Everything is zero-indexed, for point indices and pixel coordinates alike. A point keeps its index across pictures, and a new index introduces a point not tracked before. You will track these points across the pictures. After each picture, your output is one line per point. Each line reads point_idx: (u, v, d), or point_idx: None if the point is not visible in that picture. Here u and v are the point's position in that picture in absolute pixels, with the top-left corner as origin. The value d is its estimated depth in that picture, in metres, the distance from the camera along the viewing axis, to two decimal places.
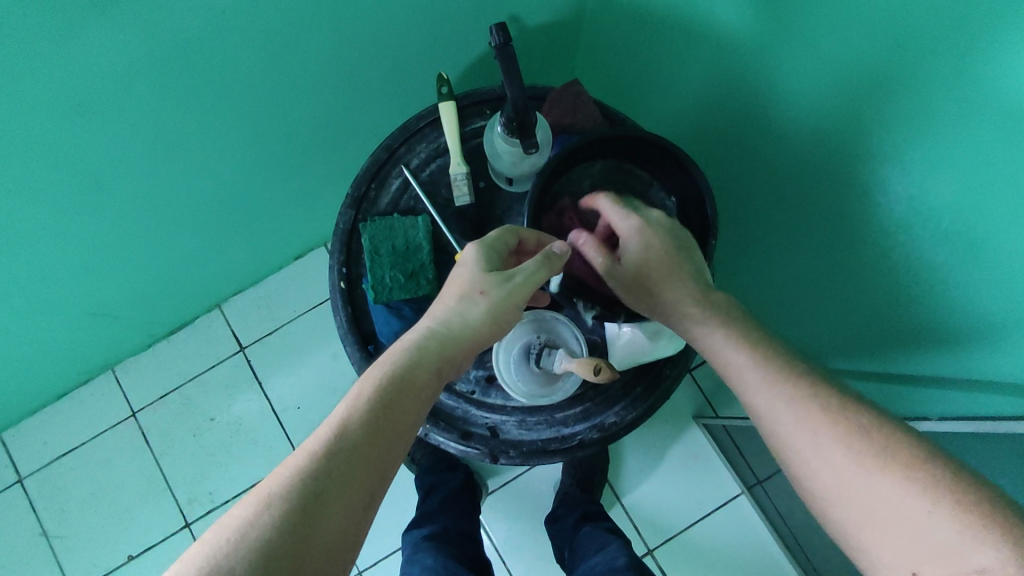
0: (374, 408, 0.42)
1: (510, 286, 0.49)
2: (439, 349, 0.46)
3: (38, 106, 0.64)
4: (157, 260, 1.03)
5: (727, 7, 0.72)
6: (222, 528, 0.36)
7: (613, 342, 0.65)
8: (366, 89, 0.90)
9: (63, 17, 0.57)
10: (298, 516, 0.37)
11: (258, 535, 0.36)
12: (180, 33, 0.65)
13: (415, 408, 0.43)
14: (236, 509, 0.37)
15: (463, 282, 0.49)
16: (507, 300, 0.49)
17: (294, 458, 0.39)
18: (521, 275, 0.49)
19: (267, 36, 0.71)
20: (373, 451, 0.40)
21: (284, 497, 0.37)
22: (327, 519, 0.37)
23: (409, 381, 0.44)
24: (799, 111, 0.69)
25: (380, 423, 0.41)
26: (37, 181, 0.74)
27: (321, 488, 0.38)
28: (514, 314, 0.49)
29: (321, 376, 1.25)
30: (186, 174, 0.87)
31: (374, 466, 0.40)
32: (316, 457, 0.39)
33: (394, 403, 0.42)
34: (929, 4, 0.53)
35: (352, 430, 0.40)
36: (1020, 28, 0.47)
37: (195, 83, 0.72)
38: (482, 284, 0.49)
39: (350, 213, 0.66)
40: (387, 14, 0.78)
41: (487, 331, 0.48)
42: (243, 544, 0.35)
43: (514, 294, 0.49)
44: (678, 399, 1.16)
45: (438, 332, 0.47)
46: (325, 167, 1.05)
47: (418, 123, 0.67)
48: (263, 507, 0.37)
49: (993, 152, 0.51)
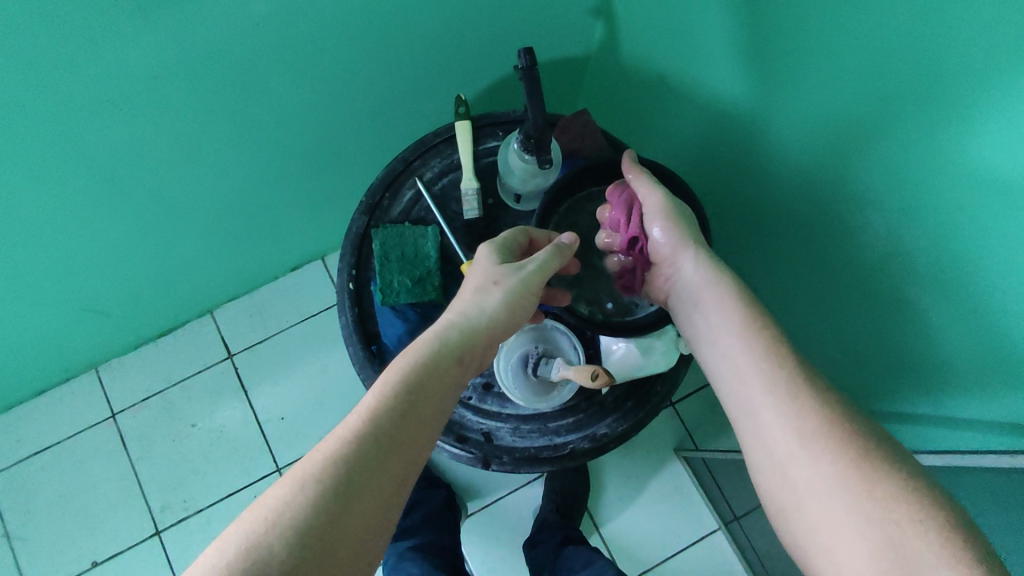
0: (400, 393, 0.44)
1: (523, 276, 0.52)
2: (460, 336, 0.48)
3: (69, 99, 0.68)
4: (158, 259, 1.05)
5: (721, 60, 0.77)
6: (260, 509, 0.38)
7: (607, 356, 0.68)
8: (380, 112, 0.95)
9: (109, 18, 0.61)
10: (331, 497, 0.38)
11: (294, 514, 0.37)
12: (215, 41, 0.69)
13: (439, 393, 0.46)
14: (271, 491, 0.39)
15: (478, 275, 0.53)
16: (522, 289, 0.52)
17: (326, 443, 0.41)
18: (532, 264, 0.53)
19: (292, 50, 0.75)
20: (401, 433, 0.43)
21: (319, 476, 0.39)
22: (360, 499, 0.39)
23: (435, 367, 0.46)
24: (788, 155, 0.73)
25: (407, 407, 0.43)
26: (55, 168, 0.76)
27: (354, 467, 0.40)
28: (530, 303, 0.52)
29: (309, 388, 1.27)
30: (194, 176, 0.89)
31: (401, 447, 0.42)
32: (346, 439, 0.41)
33: (419, 388, 0.45)
34: (897, 59, 0.56)
35: (380, 415, 0.42)
36: (972, 90, 0.51)
37: (221, 88, 0.76)
38: (496, 274, 0.52)
39: (363, 218, 0.68)
40: (402, 41, 0.82)
41: (505, 318, 0.50)
42: (280, 522, 0.37)
43: (527, 283, 0.52)
44: (659, 431, 1.19)
45: (458, 321, 0.49)
46: (331, 184, 1.09)
47: (434, 139, 0.70)
48: (298, 488, 0.38)
49: (964, 196, 0.54)
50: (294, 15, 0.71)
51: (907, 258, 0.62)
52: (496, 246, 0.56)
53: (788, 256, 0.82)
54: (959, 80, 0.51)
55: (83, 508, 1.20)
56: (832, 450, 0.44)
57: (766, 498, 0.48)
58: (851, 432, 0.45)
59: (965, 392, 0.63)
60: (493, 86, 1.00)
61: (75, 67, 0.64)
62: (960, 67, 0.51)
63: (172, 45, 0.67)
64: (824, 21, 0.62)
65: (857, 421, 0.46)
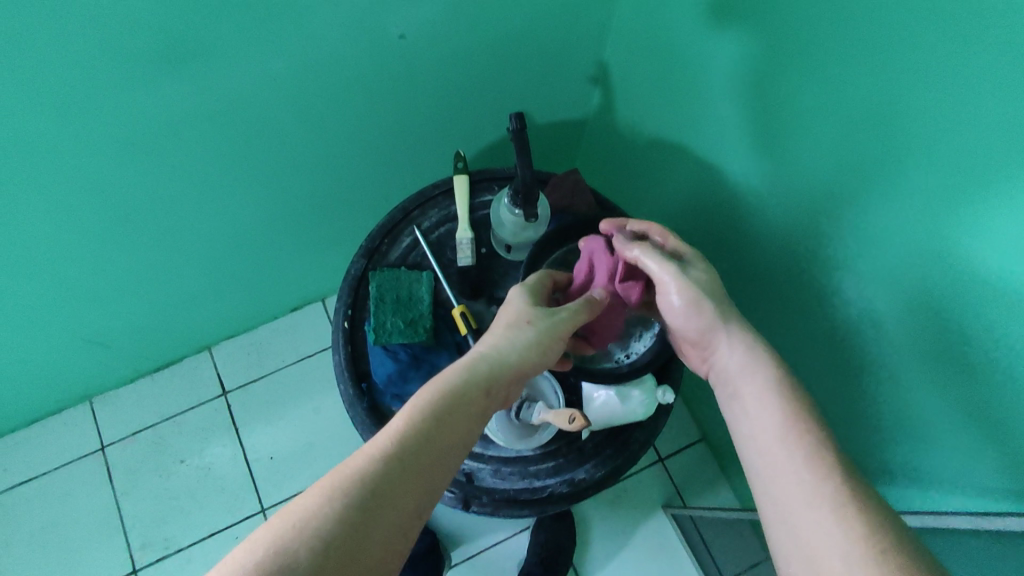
0: (432, 418, 0.46)
1: (554, 321, 0.55)
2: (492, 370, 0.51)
3: (94, 137, 0.73)
4: (162, 292, 1.09)
5: (705, 130, 0.83)
6: (289, 514, 0.39)
7: (589, 402, 0.69)
8: (385, 162, 1.01)
9: (139, 67, 0.67)
10: (358, 510, 0.40)
11: (321, 522, 0.39)
12: (234, 90, 0.75)
13: (468, 424, 0.48)
14: (301, 498, 0.40)
15: (511, 315, 0.56)
16: (551, 332, 0.55)
17: (358, 457, 0.43)
18: (563, 310, 0.56)
19: (305, 101, 0.82)
20: (428, 457, 0.45)
21: (349, 488, 0.41)
22: (382, 519, 0.41)
23: (464, 398, 0.48)
24: (767, 217, 0.78)
25: (436, 433, 0.46)
26: (74, 198, 0.80)
27: (382, 484, 0.42)
28: (557, 347, 0.55)
29: (300, 428, 1.28)
30: (205, 212, 0.94)
31: (429, 471, 0.44)
32: (378, 456, 0.43)
33: (450, 416, 0.47)
34: (853, 137, 0.61)
35: (412, 437, 0.45)
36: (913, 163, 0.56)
37: (238, 132, 0.82)
38: (529, 316, 0.55)
39: (362, 261, 0.72)
40: (409, 99, 0.89)
41: (534, 358, 0.53)
42: (306, 529, 0.38)
43: (556, 327, 0.55)
44: (648, 487, 1.19)
45: (489, 355, 0.52)
46: (335, 228, 1.14)
47: (433, 192, 0.75)
48: (327, 498, 0.40)
49: (913, 260, 0.58)
50: (309, 72, 0.77)
51: (877, 318, 0.65)
52: (528, 289, 0.60)
53: (770, 315, 0.85)
54: (904, 155, 0.56)
55: (62, 541, 1.18)
56: (827, 502, 0.45)
57: (779, 569, 0.47)
58: (824, 476, 0.46)
59: (940, 451, 0.64)
60: (494, 143, 1.06)
61: (103, 106, 0.70)
62: (902, 142, 0.56)
63: (194, 91, 0.73)
64: (793, 95, 0.67)
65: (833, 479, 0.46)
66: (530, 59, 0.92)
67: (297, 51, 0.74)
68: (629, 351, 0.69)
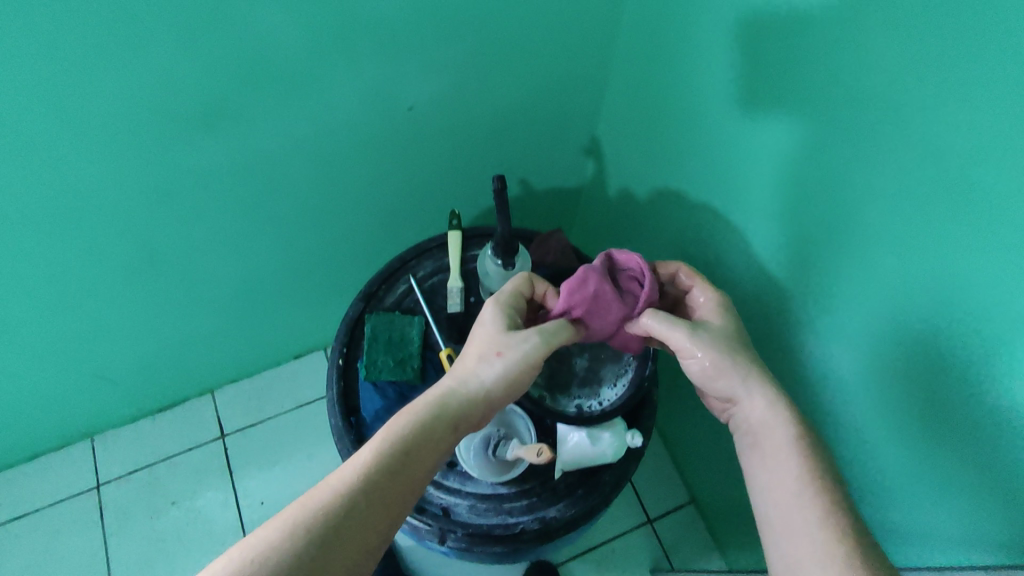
0: (390, 455, 0.52)
1: (521, 355, 0.60)
2: (453, 408, 0.56)
3: (127, 193, 0.80)
4: (173, 334, 1.14)
5: (686, 200, 0.90)
6: (251, 543, 0.45)
7: (563, 442, 0.72)
8: (392, 218, 1.08)
9: (173, 135, 0.75)
10: (315, 542, 0.46)
11: (280, 553, 0.44)
12: (256, 154, 0.83)
13: (425, 458, 0.53)
14: (263, 531, 0.46)
15: (483, 344, 0.61)
16: (517, 367, 0.60)
17: (321, 492, 0.49)
18: (530, 345, 0.61)
19: (321, 164, 0.90)
20: (384, 493, 0.50)
21: (307, 522, 0.46)
22: (338, 551, 0.46)
23: (429, 430, 0.54)
24: (742, 280, 0.83)
25: (393, 470, 0.51)
26: (102, 247, 0.87)
27: (338, 519, 0.47)
28: (521, 380, 0.60)
29: (293, 474, 1.29)
30: (221, 260, 1.01)
31: (384, 506, 0.50)
32: (337, 492, 0.49)
33: (407, 453, 0.52)
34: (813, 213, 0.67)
35: (371, 474, 0.50)
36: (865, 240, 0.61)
37: (257, 190, 0.89)
38: (497, 350, 0.60)
39: (359, 304, 0.77)
40: (416, 162, 0.98)
41: (495, 392, 0.58)
42: (267, 559, 0.44)
43: (523, 361, 0.60)
44: (635, 547, 1.18)
45: (454, 391, 0.57)
46: (341, 278, 1.20)
47: (429, 244, 0.81)
48: (286, 533, 0.45)
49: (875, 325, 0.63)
50: (326, 139, 0.86)
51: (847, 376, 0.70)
52: (502, 316, 0.64)
53: None
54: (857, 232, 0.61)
55: None
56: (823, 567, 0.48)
57: None
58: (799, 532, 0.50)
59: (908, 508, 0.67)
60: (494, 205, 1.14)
61: (138, 166, 0.77)
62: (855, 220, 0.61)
63: (222, 155, 0.81)
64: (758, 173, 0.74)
65: (834, 548, 0.50)
66: (528, 132, 1.01)
67: (311, 122, 0.82)
68: (600, 399, 0.74)
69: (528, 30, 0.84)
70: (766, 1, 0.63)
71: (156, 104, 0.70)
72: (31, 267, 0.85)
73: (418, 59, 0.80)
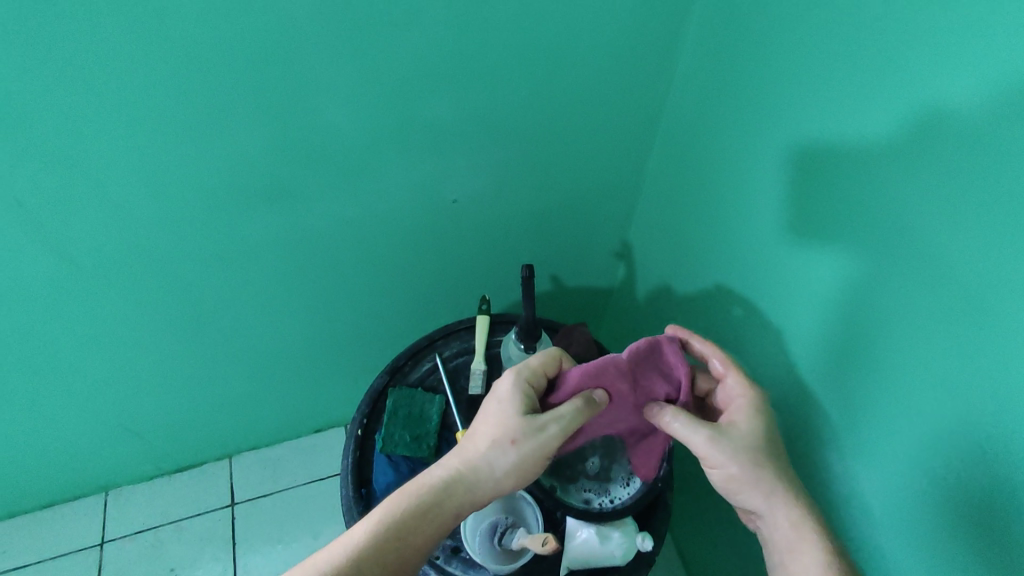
0: (387, 537, 0.57)
1: (535, 442, 0.61)
2: (456, 493, 0.61)
3: (191, 254, 0.88)
4: (205, 396, 1.18)
5: (711, 307, 0.93)
6: None
7: (571, 538, 0.70)
8: (427, 302, 1.14)
9: (241, 206, 0.83)
10: None
11: None
12: (311, 231, 0.91)
13: (422, 540, 0.58)
14: None
15: (497, 424, 0.63)
16: (528, 456, 0.61)
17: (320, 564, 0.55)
18: (551, 429, 0.61)
19: (368, 246, 0.97)
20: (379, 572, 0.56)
21: None
22: None
23: (427, 513, 0.59)
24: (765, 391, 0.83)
25: (387, 550, 0.56)
26: (158, 302, 0.94)
27: None
28: (532, 468, 0.62)
29: (295, 553, 1.26)
30: (262, 327, 1.07)
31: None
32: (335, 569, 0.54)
33: (404, 535, 0.57)
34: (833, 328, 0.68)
35: (367, 553, 0.56)
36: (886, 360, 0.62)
37: (306, 263, 0.96)
38: (511, 435, 0.61)
39: (384, 377, 0.80)
40: (454, 252, 1.04)
41: (503, 480, 0.61)
42: None
43: (535, 450, 0.61)
44: None
45: (462, 475, 0.61)
46: (372, 357, 1.24)
47: (457, 326, 0.84)
48: None
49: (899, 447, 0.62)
50: (375, 223, 0.93)
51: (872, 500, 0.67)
52: (521, 394, 0.65)
53: None
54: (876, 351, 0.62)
55: None
56: None
57: None
58: None
59: None
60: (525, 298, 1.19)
61: (207, 231, 0.85)
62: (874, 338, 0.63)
63: (280, 228, 0.89)
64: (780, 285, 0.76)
65: None
66: (562, 232, 1.07)
67: (365, 207, 0.90)
68: (611, 496, 0.73)
69: (566, 141, 0.92)
70: (784, 128, 0.69)
71: (233, 180, 0.80)
72: (93, 315, 0.92)
73: (468, 161, 0.89)
